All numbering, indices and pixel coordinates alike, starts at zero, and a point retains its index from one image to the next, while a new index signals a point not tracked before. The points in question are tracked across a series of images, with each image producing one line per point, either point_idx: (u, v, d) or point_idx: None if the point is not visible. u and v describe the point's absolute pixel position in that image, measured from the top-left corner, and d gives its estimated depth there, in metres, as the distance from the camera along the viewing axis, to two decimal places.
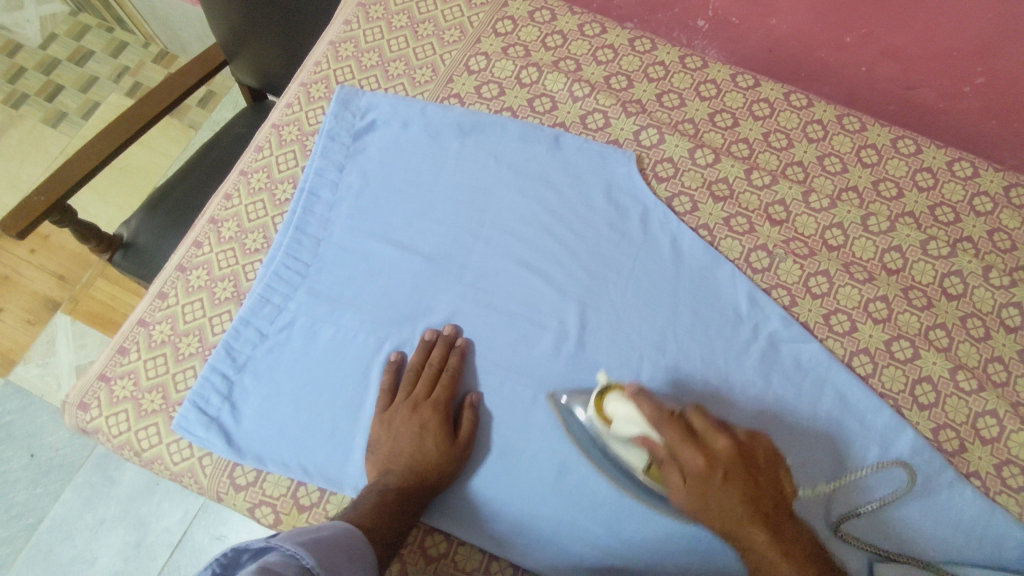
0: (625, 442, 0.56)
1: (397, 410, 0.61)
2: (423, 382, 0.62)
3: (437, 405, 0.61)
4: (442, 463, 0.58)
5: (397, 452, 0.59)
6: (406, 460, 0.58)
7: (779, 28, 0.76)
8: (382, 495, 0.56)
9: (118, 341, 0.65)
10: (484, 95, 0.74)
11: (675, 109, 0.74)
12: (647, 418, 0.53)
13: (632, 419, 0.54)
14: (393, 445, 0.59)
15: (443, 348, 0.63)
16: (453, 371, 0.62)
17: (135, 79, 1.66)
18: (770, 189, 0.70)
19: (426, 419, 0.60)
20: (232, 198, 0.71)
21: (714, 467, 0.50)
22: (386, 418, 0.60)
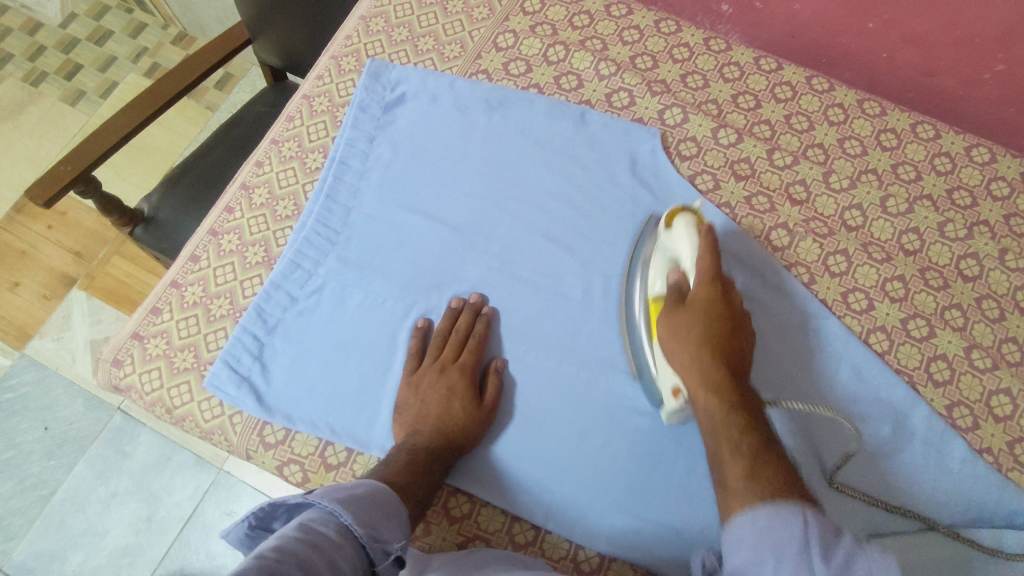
0: (664, 266, 0.61)
1: (424, 373, 0.63)
2: (451, 348, 0.63)
3: (464, 370, 0.62)
4: (469, 424, 0.60)
5: (425, 414, 0.60)
6: (433, 421, 0.60)
7: (803, 12, 0.77)
8: (413, 452, 0.57)
9: (150, 302, 0.66)
10: (511, 71, 0.76)
11: (699, 90, 0.75)
12: (697, 246, 0.57)
13: (685, 237, 0.58)
14: (422, 406, 0.61)
15: (470, 315, 0.65)
16: (480, 338, 0.64)
17: (154, 60, 1.67)
18: (791, 170, 0.72)
19: (454, 383, 0.62)
20: (263, 165, 0.72)
21: (699, 311, 0.55)
22: (414, 382, 0.62)
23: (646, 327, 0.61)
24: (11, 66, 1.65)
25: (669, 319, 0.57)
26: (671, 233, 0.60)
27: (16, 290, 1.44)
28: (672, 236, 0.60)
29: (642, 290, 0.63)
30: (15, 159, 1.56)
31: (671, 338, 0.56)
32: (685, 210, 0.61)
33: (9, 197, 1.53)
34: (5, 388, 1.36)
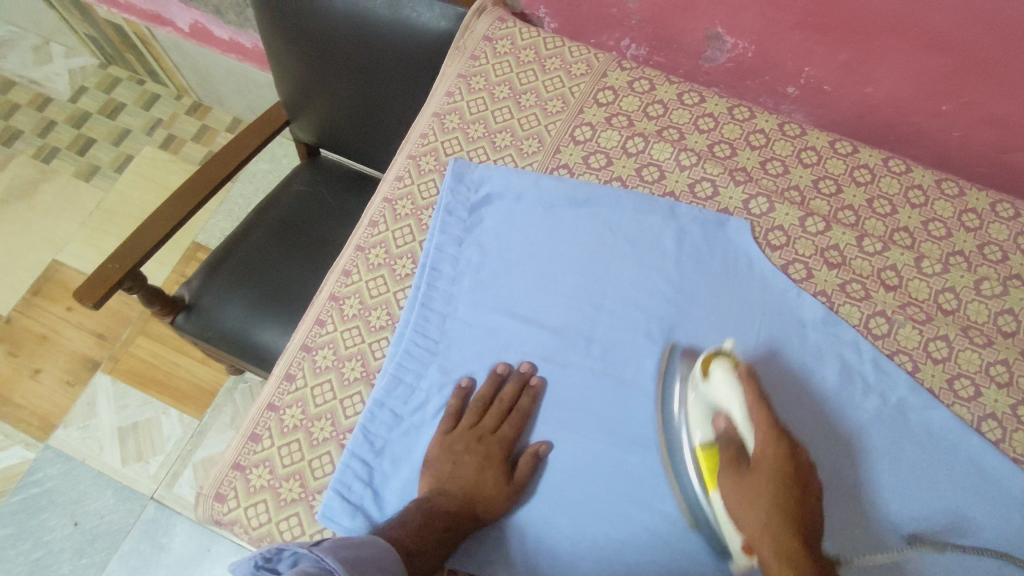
0: (704, 413, 0.60)
1: (459, 436, 0.63)
2: (492, 416, 0.63)
3: (501, 441, 0.62)
4: (494, 496, 0.59)
5: (454, 475, 0.61)
6: (461, 487, 0.60)
7: (874, 95, 0.78)
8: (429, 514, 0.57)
9: (249, 428, 0.64)
10: (592, 165, 0.75)
11: (779, 176, 0.76)
12: (746, 390, 0.58)
13: (731, 387, 0.59)
14: (451, 469, 0.61)
15: (516, 386, 0.65)
16: (523, 411, 0.63)
17: (169, 131, 1.66)
18: (882, 255, 0.72)
19: (490, 452, 0.62)
20: (350, 274, 0.70)
21: (770, 474, 0.54)
22: (447, 442, 0.62)
23: (697, 478, 0.60)
24: (22, 143, 1.63)
25: (734, 478, 0.56)
26: (710, 385, 0.60)
27: (37, 377, 1.39)
28: (711, 384, 0.60)
29: (683, 430, 0.62)
30: (30, 239, 1.52)
31: (736, 497, 0.55)
32: (719, 354, 0.62)
33: (25, 279, 1.48)
34: (30, 483, 1.30)
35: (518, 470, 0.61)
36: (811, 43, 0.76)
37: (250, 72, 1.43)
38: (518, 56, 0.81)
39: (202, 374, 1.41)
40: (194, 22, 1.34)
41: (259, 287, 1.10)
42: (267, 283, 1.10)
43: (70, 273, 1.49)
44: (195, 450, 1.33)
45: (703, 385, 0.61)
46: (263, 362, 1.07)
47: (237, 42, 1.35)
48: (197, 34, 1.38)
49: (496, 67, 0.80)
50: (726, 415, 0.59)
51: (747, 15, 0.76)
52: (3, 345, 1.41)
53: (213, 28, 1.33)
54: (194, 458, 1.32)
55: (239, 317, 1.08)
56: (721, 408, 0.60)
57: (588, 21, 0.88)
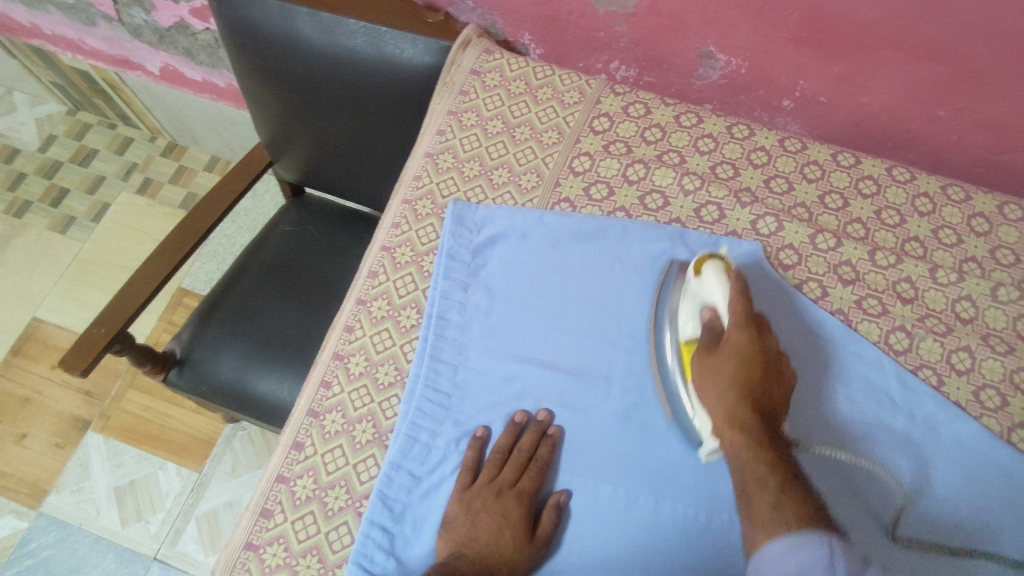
0: (693, 308, 0.63)
1: (478, 493, 0.59)
2: (510, 468, 0.60)
3: (521, 496, 0.59)
4: (518, 558, 0.56)
5: (473, 538, 0.56)
6: (480, 548, 0.56)
7: (871, 104, 0.77)
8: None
9: (258, 504, 0.60)
10: (593, 196, 0.73)
11: (784, 194, 0.74)
12: (729, 291, 0.61)
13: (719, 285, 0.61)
14: (470, 528, 0.57)
15: (534, 435, 0.61)
16: (543, 462, 0.60)
17: (144, 174, 1.61)
18: (895, 268, 0.70)
19: (510, 510, 0.58)
20: (353, 330, 0.67)
21: (733, 352, 0.59)
22: (466, 500, 0.59)
23: (677, 370, 0.62)
24: None
25: (703, 363, 0.60)
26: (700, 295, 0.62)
27: (24, 442, 1.33)
28: (703, 289, 0.63)
29: (671, 335, 0.64)
30: (6, 297, 1.47)
31: (706, 380, 0.59)
32: (712, 258, 0.64)
33: (5, 340, 1.43)
34: (24, 554, 1.25)
35: (541, 527, 0.58)
36: (806, 57, 0.74)
37: (225, 111, 1.40)
38: (509, 87, 0.79)
39: (197, 424, 1.37)
40: (164, 65, 1.31)
41: (253, 335, 1.06)
42: (259, 330, 1.06)
43: (52, 330, 1.44)
44: (196, 504, 1.29)
45: (694, 283, 0.64)
46: (261, 413, 1.03)
47: (210, 83, 1.32)
48: (168, 76, 1.35)
49: (486, 101, 0.78)
50: (710, 306, 0.61)
51: (740, 32, 0.75)
52: None
53: (185, 70, 1.30)
54: (197, 512, 1.28)
55: (235, 368, 1.04)
56: (707, 302, 0.62)
57: (574, 46, 0.86)
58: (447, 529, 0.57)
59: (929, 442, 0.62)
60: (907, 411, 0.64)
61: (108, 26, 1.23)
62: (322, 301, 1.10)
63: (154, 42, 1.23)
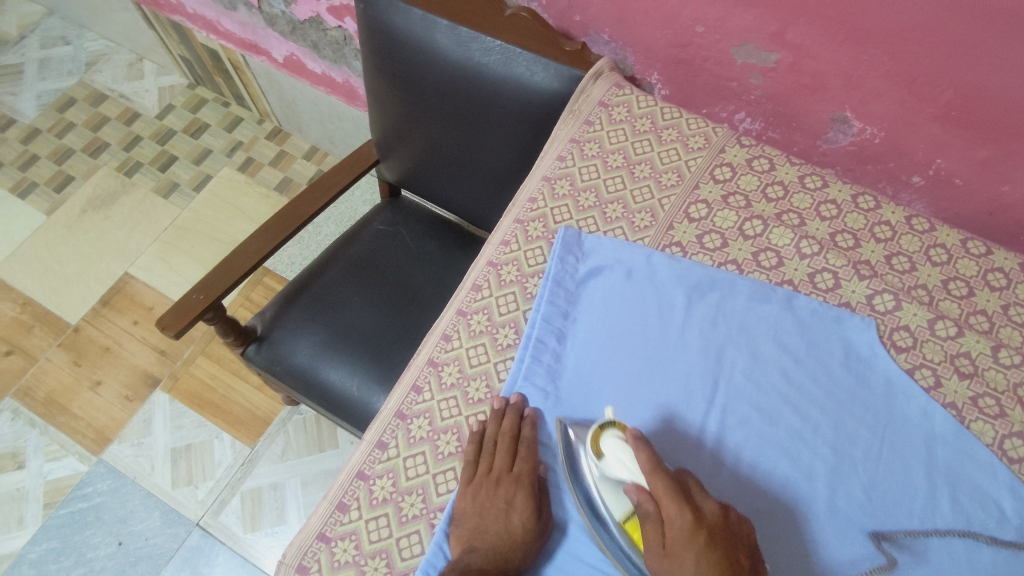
0: (613, 487, 0.55)
1: (480, 484, 0.59)
2: (503, 454, 0.59)
3: (520, 479, 0.59)
4: (529, 540, 0.56)
5: (482, 530, 0.56)
6: (492, 538, 0.55)
7: (1011, 194, 0.74)
8: (466, 573, 0.53)
9: (335, 495, 0.61)
10: (706, 245, 0.72)
11: (906, 273, 0.71)
12: (641, 466, 0.53)
13: (625, 457, 0.54)
14: (479, 519, 0.57)
15: (515, 417, 0.62)
16: (530, 441, 0.61)
17: (248, 153, 1.68)
18: (1019, 369, 0.66)
19: (511, 494, 0.58)
20: (450, 339, 0.68)
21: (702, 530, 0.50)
22: (470, 492, 0.59)
23: (630, 553, 0.54)
24: (106, 155, 1.67)
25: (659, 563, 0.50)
26: (602, 460, 0.55)
27: (97, 389, 1.39)
28: (605, 460, 0.55)
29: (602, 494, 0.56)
30: (104, 249, 1.55)
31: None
32: (607, 426, 0.57)
33: (96, 289, 1.50)
34: (79, 497, 1.29)
35: (544, 506, 0.58)
36: (949, 136, 0.72)
37: (336, 106, 1.45)
38: (633, 124, 0.79)
39: (257, 401, 1.39)
40: (289, 55, 1.37)
41: (332, 325, 1.08)
42: (339, 320, 1.08)
43: (140, 287, 1.51)
44: (244, 479, 1.31)
45: (598, 463, 0.56)
46: (328, 402, 1.05)
47: (328, 77, 1.37)
48: (290, 66, 1.41)
49: (610, 134, 0.78)
50: (632, 485, 0.53)
51: (883, 101, 0.73)
52: (69, 353, 1.43)
53: (308, 62, 1.35)
54: (243, 487, 1.30)
55: (310, 353, 1.06)
56: (623, 479, 0.54)
57: (702, 91, 0.85)
58: (458, 524, 0.57)
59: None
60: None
61: (247, 12, 1.30)
62: (401, 301, 1.11)
63: (286, 32, 1.29)
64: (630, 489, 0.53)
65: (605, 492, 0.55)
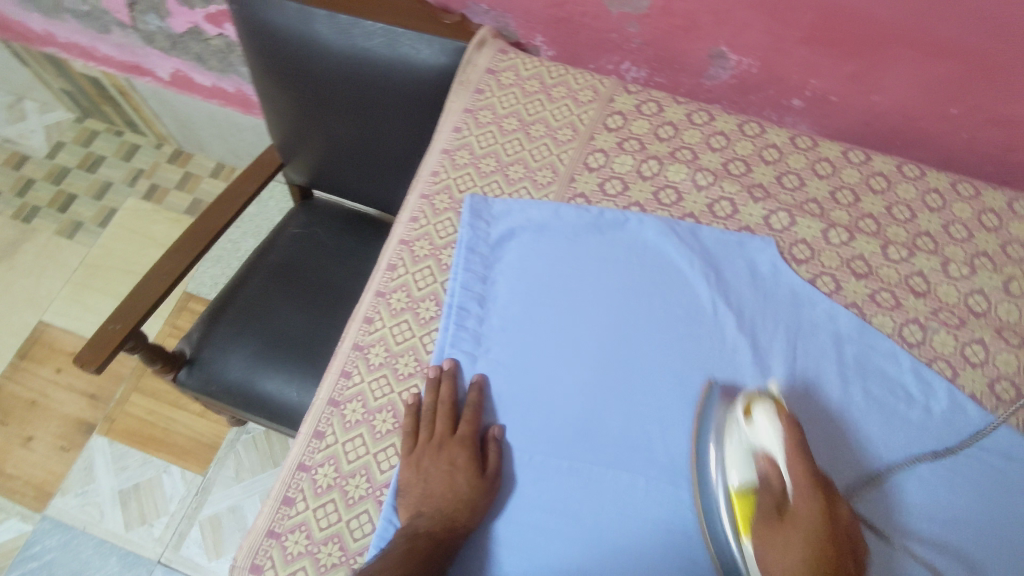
0: (743, 456, 0.55)
1: (422, 452, 0.60)
2: (444, 419, 0.61)
3: (463, 441, 0.60)
4: (474, 498, 0.57)
5: (428, 495, 0.58)
6: (437, 500, 0.57)
7: (882, 103, 0.78)
8: (412, 539, 0.54)
9: (279, 491, 0.60)
10: (608, 191, 0.74)
11: (797, 190, 0.75)
12: (789, 444, 0.54)
13: (775, 435, 0.54)
14: (424, 484, 0.58)
15: (450, 383, 0.63)
16: (475, 405, 0.62)
17: (151, 180, 1.62)
18: (907, 262, 0.71)
19: (455, 456, 0.59)
20: (372, 321, 0.68)
21: (805, 534, 0.50)
22: (413, 461, 0.60)
23: (730, 525, 0.55)
24: None
25: (766, 534, 0.51)
26: (751, 428, 0.56)
27: (29, 445, 1.32)
28: (754, 429, 0.56)
29: (720, 472, 0.57)
30: (12, 301, 1.47)
31: (769, 550, 0.51)
32: (761, 399, 0.57)
33: (10, 342, 1.42)
34: (28, 557, 1.23)
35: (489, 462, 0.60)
36: (817, 56, 0.76)
37: (234, 117, 1.41)
38: (523, 86, 0.80)
39: (202, 428, 1.36)
40: (175, 71, 1.32)
41: (263, 334, 1.06)
42: (269, 329, 1.06)
43: (57, 334, 1.44)
44: (200, 508, 1.28)
45: (744, 430, 0.57)
46: (270, 413, 1.03)
47: (219, 88, 1.33)
48: (178, 82, 1.36)
49: (502, 99, 0.79)
50: (766, 455, 0.54)
51: (752, 31, 0.76)
52: None
53: (196, 76, 1.31)
54: (201, 516, 1.27)
55: (244, 368, 1.03)
56: (758, 447, 0.55)
57: (585, 46, 0.87)
58: (405, 495, 0.58)
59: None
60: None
61: (121, 32, 1.25)
62: (329, 301, 1.10)
63: (166, 47, 1.25)
64: (762, 458, 0.54)
65: (733, 451, 0.56)
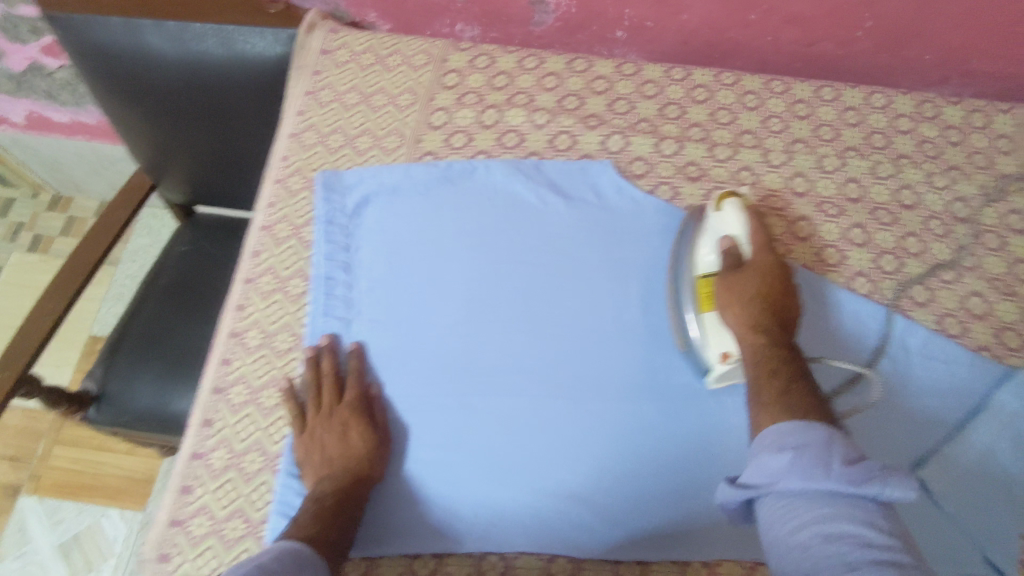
0: (711, 240, 0.68)
1: (315, 424, 0.63)
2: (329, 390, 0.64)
3: (351, 406, 0.63)
4: (372, 452, 0.61)
5: (329, 459, 0.61)
6: (338, 463, 0.60)
7: (691, 21, 0.85)
8: (320, 502, 0.58)
9: (177, 482, 0.62)
10: (455, 145, 0.78)
11: (628, 113, 0.80)
12: (751, 226, 0.67)
13: (740, 219, 0.68)
14: (323, 450, 0.61)
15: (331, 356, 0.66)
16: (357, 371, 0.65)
17: (33, 232, 1.57)
18: (734, 160, 0.78)
19: (348, 421, 0.62)
20: (244, 307, 0.70)
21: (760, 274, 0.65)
22: (308, 435, 0.62)
23: (693, 301, 0.67)
24: None
25: (726, 285, 0.65)
26: (721, 216, 0.69)
27: None
28: (724, 216, 0.68)
29: (688, 268, 0.69)
30: None
31: (728, 297, 0.64)
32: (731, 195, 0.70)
33: None
34: None
35: (377, 419, 0.64)
36: None
37: (102, 150, 1.38)
38: (358, 61, 0.83)
39: (133, 465, 1.34)
40: (28, 113, 1.28)
41: (166, 356, 1.06)
42: (172, 349, 1.06)
43: None
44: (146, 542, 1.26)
45: (714, 219, 0.69)
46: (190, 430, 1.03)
47: (78, 122, 1.29)
48: (34, 124, 1.32)
49: (339, 77, 0.82)
50: (731, 235, 0.67)
51: None
52: None
53: (51, 114, 1.27)
54: None
55: (154, 393, 1.03)
56: (727, 233, 0.68)
57: (416, 14, 0.90)
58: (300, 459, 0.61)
59: (863, 359, 0.69)
60: (991, 413, 0.67)
61: None
62: None
63: (12, 90, 1.21)
64: (727, 240, 0.67)
65: (704, 242, 0.69)
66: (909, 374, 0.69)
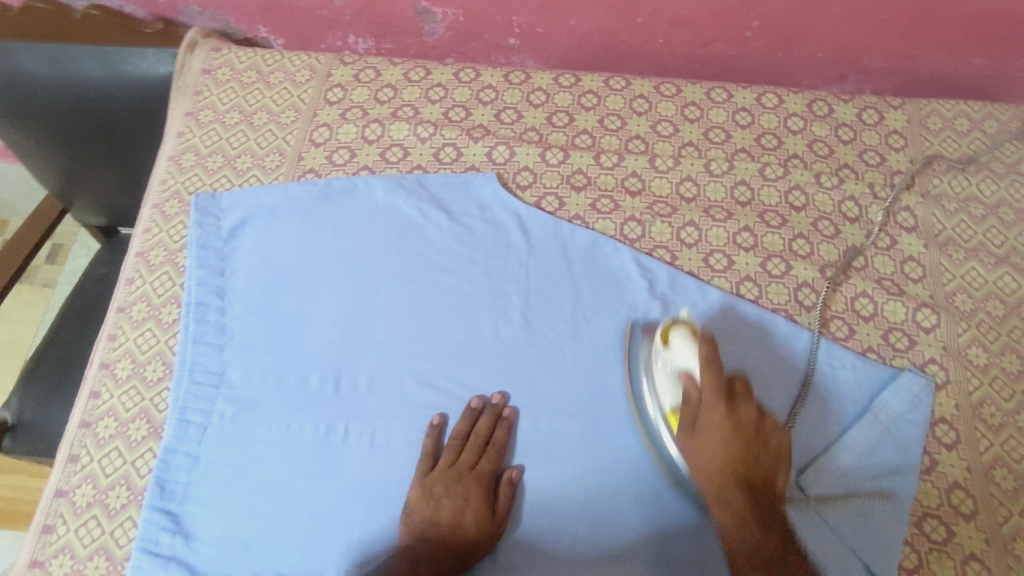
0: (671, 379, 0.60)
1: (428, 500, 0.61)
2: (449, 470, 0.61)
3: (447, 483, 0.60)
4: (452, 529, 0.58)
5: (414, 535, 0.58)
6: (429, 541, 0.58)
7: (580, 26, 0.83)
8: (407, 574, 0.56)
9: (39, 521, 0.61)
10: (336, 162, 0.77)
11: (515, 123, 0.79)
12: (703, 360, 0.57)
13: (692, 349, 0.58)
14: (433, 512, 0.59)
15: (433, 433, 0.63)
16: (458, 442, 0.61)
17: None
18: (620, 167, 0.77)
19: (469, 490, 0.61)
20: (116, 337, 0.69)
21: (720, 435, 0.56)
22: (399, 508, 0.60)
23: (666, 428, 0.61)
24: None
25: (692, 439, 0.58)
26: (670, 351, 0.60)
27: None
28: (672, 352, 0.59)
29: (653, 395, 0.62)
30: None
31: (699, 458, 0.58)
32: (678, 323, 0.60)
33: None
34: None
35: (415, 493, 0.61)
36: None
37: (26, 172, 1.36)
38: (241, 79, 0.82)
39: None
40: None
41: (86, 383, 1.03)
42: None
43: None
44: None
45: (666, 351, 0.60)
46: None
47: None
48: None
49: (220, 96, 0.80)
50: (686, 373, 0.58)
51: None
52: None
53: None
54: None
55: None
56: (682, 368, 0.59)
57: (307, 28, 0.89)
58: None
59: (753, 366, 0.67)
60: (876, 416, 0.65)
61: None
62: None
63: None
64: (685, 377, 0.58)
65: (664, 380, 0.61)
66: (797, 379, 0.67)
